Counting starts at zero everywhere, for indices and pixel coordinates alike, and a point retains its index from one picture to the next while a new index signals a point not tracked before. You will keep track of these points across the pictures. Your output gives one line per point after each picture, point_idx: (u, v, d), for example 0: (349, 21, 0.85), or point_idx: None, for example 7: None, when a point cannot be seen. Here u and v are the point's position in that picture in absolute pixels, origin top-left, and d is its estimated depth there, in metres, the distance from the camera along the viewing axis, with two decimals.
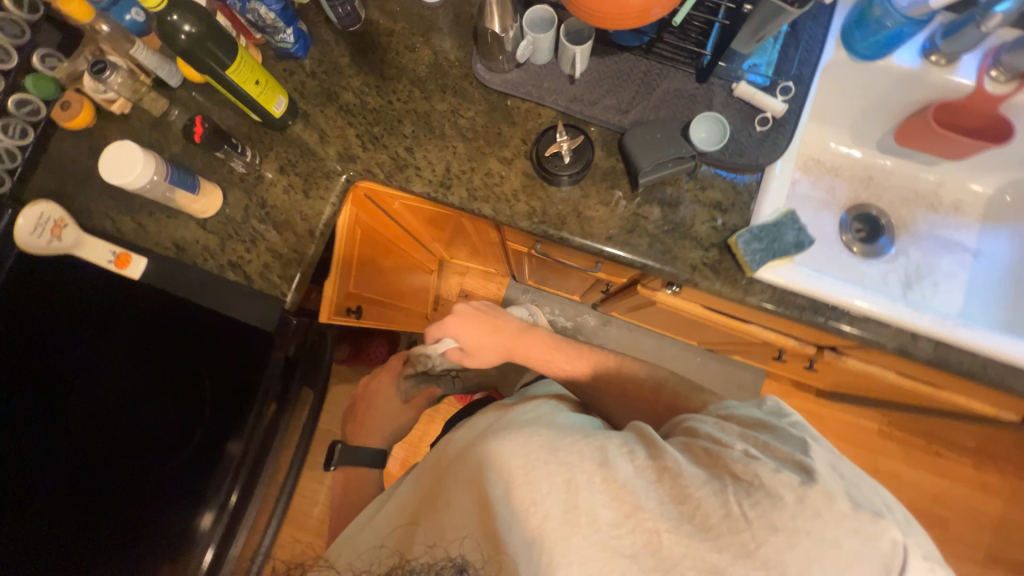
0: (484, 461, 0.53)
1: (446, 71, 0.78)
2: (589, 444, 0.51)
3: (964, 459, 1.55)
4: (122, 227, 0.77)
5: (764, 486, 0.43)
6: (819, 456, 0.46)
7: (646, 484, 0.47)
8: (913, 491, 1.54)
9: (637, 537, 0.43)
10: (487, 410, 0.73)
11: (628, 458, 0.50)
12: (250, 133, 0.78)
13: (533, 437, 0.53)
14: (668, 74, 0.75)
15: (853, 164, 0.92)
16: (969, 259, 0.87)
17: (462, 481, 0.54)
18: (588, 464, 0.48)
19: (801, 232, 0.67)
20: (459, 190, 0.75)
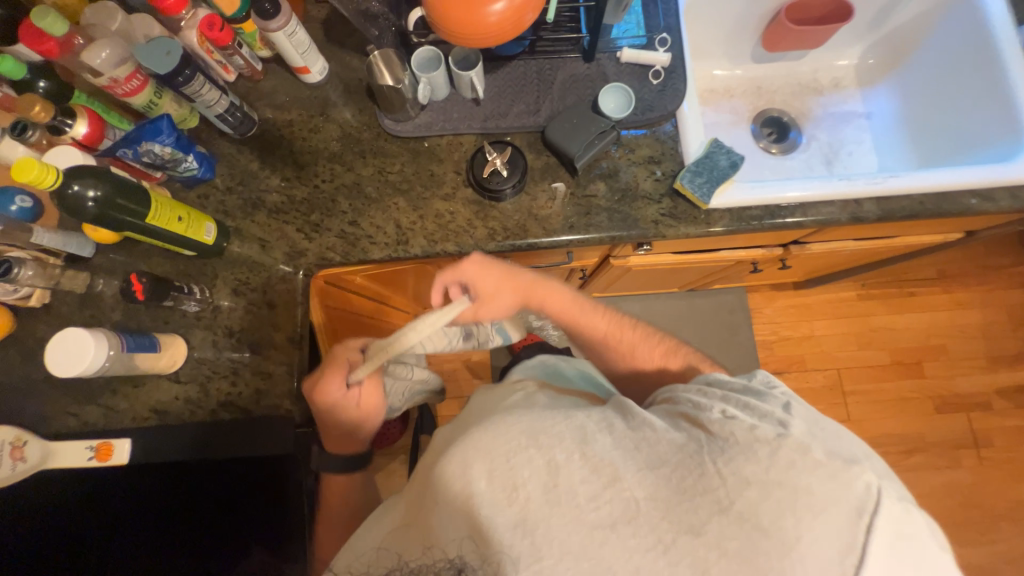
0: (460, 459, 0.49)
1: (357, 138, 0.79)
2: (567, 428, 0.50)
3: (934, 288, 1.70)
4: (89, 418, 0.71)
5: (736, 441, 0.47)
6: (802, 416, 0.49)
7: (625, 452, 0.48)
8: (909, 334, 1.66)
9: (616, 506, 0.44)
10: (466, 410, 0.71)
11: (608, 431, 0.50)
12: (188, 270, 0.75)
13: (511, 429, 0.50)
14: (559, 65, 0.79)
15: (740, 81, 1.01)
16: (865, 122, 0.98)
17: (446, 496, 0.49)
18: (568, 444, 0.48)
19: (730, 153, 0.73)
20: (417, 240, 0.75)
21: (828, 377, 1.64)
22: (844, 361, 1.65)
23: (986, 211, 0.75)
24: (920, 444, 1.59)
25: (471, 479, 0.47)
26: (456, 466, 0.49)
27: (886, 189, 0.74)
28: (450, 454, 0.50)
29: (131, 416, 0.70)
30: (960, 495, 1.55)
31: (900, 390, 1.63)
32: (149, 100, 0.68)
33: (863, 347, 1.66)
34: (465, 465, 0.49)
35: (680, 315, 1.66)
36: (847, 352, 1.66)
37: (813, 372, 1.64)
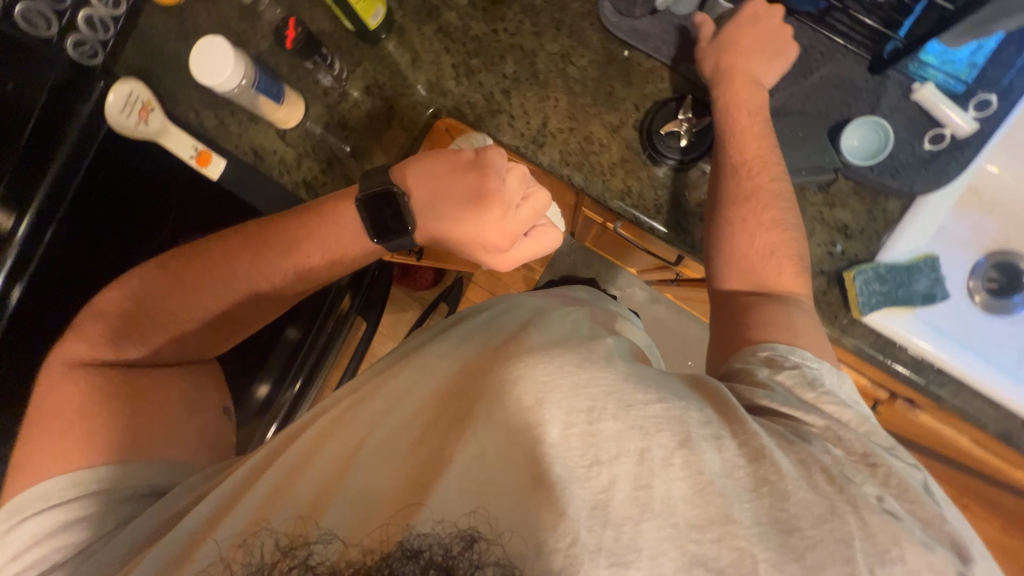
0: (528, 387, 0.38)
1: (565, 4, 0.67)
2: (669, 406, 0.37)
3: None
4: (203, 121, 0.75)
5: (905, 559, 0.33)
6: (948, 513, 0.38)
7: (738, 491, 0.34)
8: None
9: (723, 552, 0.32)
10: (527, 296, 0.57)
11: (716, 447, 0.36)
12: (340, 41, 0.71)
13: (592, 378, 0.38)
14: (834, 56, 0.61)
15: (1016, 203, 0.77)
16: None
17: (496, 419, 0.37)
18: (668, 437, 0.35)
19: (935, 283, 0.60)
20: (552, 150, 0.67)
21: None
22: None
23: None
24: None
25: (540, 421, 0.36)
26: (521, 398, 0.37)
27: None
28: (523, 376, 0.39)
29: (234, 143, 0.74)
30: None
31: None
32: None
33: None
34: (531, 399, 0.37)
35: None
36: None
37: None
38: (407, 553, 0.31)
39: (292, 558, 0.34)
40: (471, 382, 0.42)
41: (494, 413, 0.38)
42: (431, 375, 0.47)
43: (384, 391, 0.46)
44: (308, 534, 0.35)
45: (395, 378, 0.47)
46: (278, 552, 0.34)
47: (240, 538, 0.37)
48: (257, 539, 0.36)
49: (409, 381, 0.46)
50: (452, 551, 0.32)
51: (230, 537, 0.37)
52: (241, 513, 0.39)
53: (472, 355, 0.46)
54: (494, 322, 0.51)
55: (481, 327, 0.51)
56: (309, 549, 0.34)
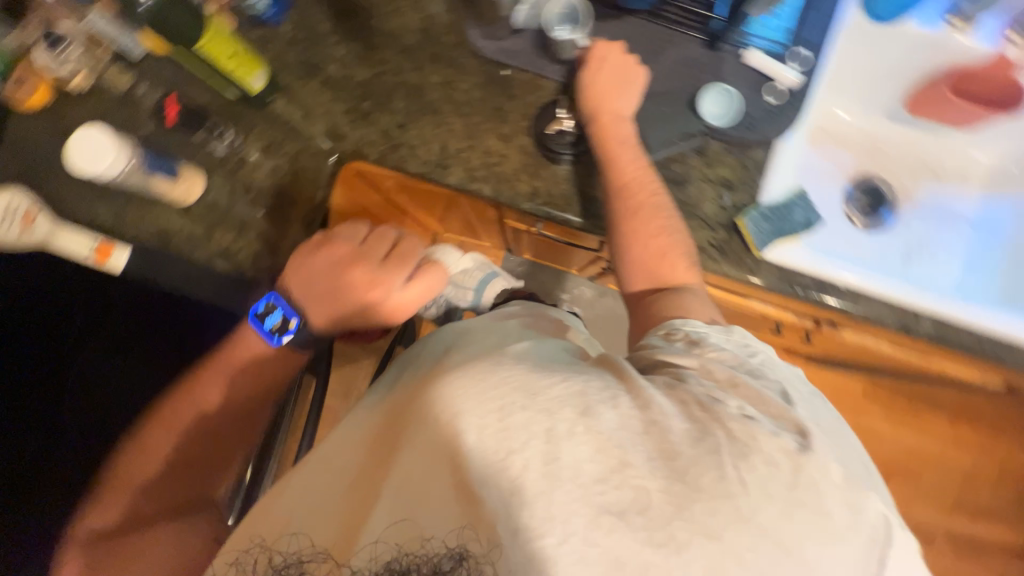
0: (443, 404, 0.40)
1: (438, 39, 0.72)
2: (560, 380, 0.40)
3: None
4: (94, 216, 0.71)
5: (761, 450, 0.37)
6: (805, 411, 0.43)
7: (634, 438, 0.37)
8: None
9: (625, 495, 0.34)
10: (456, 322, 0.59)
11: (613, 406, 0.39)
12: (227, 109, 0.72)
13: (498, 377, 0.40)
14: (676, 41, 0.70)
15: (859, 134, 0.90)
16: (967, 230, 0.88)
17: (418, 442, 0.39)
18: (570, 412, 0.37)
19: (809, 211, 0.69)
20: (457, 169, 0.72)
21: None
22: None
23: None
24: None
25: (455, 432, 0.38)
26: (438, 416, 0.39)
27: None
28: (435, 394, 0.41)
29: (134, 230, 0.71)
30: None
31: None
32: None
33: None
34: (444, 415, 0.39)
35: None
36: None
37: None
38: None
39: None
40: (405, 410, 0.45)
41: (419, 437, 0.40)
42: (377, 410, 0.50)
43: (344, 437, 0.50)
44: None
45: (352, 425, 0.51)
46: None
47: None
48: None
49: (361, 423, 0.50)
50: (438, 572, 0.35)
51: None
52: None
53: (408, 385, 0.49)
54: (428, 352, 0.54)
55: (417, 360, 0.54)
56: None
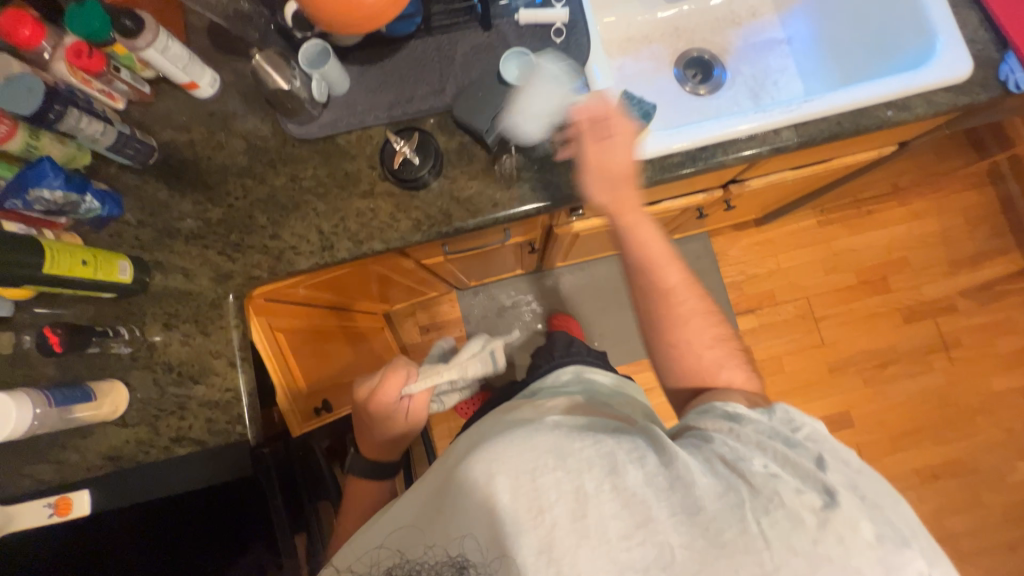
0: (491, 456, 0.46)
1: (264, 148, 0.76)
2: (597, 458, 0.45)
3: (890, 205, 1.71)
4: (41, 476, 0.69)
5: (785, 505, 0.41)
6: (838, 473, 0.45)
7: (656, 493, 0.43)
8: (870, 254, 1.69)
9: (647, 551, 0.41)
10: (505, 408, 0.66)
11: (639, 465, 0.45)
12: (114, 311, 0.72)
13: (542, 446, 0.46)
14: (458, 38, 0.76)
15: (657, 26, 0.98)
16: (787, 49, 0.96)
17: (461, 504, 0.46)
18: (600, 474, 0.44)
19: (641, 104, 0.72)
20: (342, 243, 0.73)
21: (800, 309, 1.67)
22: (811, 288, 1.68)
23: (903, 120, 0.74)
24: (895, 355, 1.63)
25: (494, 491, 0.44)
26: (483, 462, 0.46)
27: (803, 113, 0.72)
28: (473, 459, 0.47)
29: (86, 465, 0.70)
30: (933, 397, 1.61)
31: (867, 309, 1.66)
32: (26, 144, 0.62)
33: (825, 273, 1.68)
34: (488, 465, 0.46)
35: None
36: (814, 279, 1.68)
37: (784, 304, 1.67)
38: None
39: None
40: (448, 470, 0.52)
41: (468, 491, 0.46)
42: (423, 481, 0.56)
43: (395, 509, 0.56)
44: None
45: (401, 499, 0.57)
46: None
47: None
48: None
49: (407, 498, 0.56)
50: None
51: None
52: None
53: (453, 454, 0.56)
54: (475, 431, 0.60)
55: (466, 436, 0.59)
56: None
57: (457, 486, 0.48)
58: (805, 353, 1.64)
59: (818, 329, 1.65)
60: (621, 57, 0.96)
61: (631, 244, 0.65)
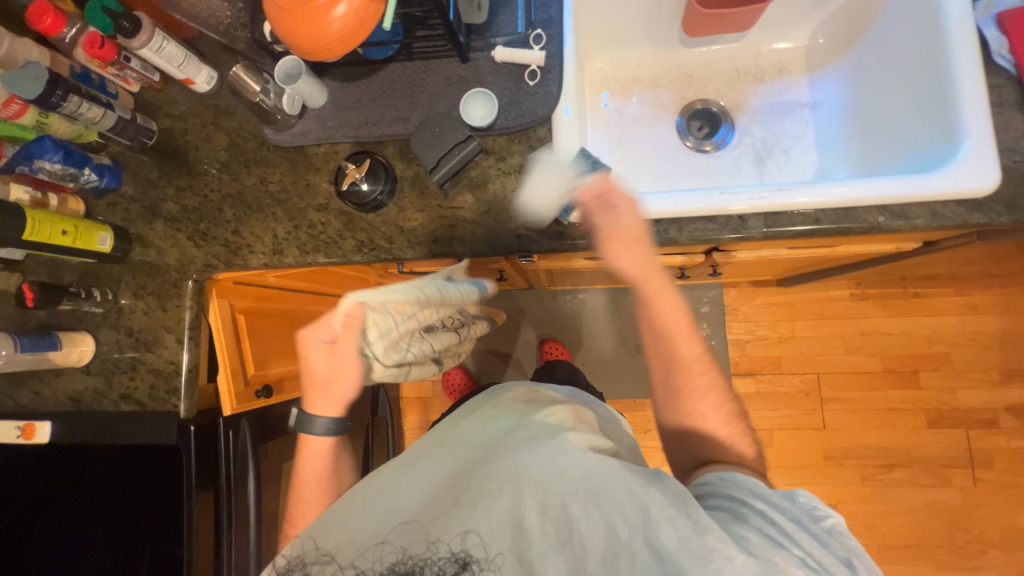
0: (530, 467, 0.57)
1: (243, 147, 0.81)
2: (653, 484, 0.53)
3: (944, 290, 1.50)
4: (18, 400, 0.81)
5: None
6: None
7: (689, 554, 0.48)
8: (905, 342, 1.51)
9: None
10: (505, 401, 0.76)
11: (671, 521, 0.50)
12: (98, 273, 0.82)
13: (581, 466, 0.56)
14: (434, 68, 0.76)
15: (668, 70, 0.92)
16: (810, 114, 0.86)
17: (482, 499, 0.55)
18: (632, 518, 0.51)
19: (596, 165, 0.69)
20: (292, 250, 0.78)
21: (807, 384, 1.53)
22: (825, 364, 1.53)
23: (896, 229, 0.66)
24: (906, 459, 1.46)
25: (523, 505, 0.54)
26: (526, 472, 0.57)
27: (772, 204, 0.66)
28: (511, 468, 0.57)
29: (52, 400, 0.80)
30: (941, 515, 1.43)
31: (886, 401, 1.49)
32: (36, 120, 0.72)
33: (847, 352, 1.52)
34: (536, 477, 0.56)
35: None
36: (832, 355, 1.53)
37: (789, 376, 1.53)
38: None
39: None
40: (476, 470, 0.60)
41: (507, 494, 0.55)
42: (436, 471, 0.64)
43: (393, 492, 0.61)
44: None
45: (400, 479, 0.64)
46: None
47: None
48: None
49: (418, 484, 0.63)
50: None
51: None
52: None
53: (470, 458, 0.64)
54: (480, 431, 0.69)
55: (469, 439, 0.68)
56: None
57: (492, 487, 0.56)
58: (801, 432, 1.51)
59: (823, 410, 1.51)
60: (620, 100, 0.91)
61: (663, 338, 0.67)
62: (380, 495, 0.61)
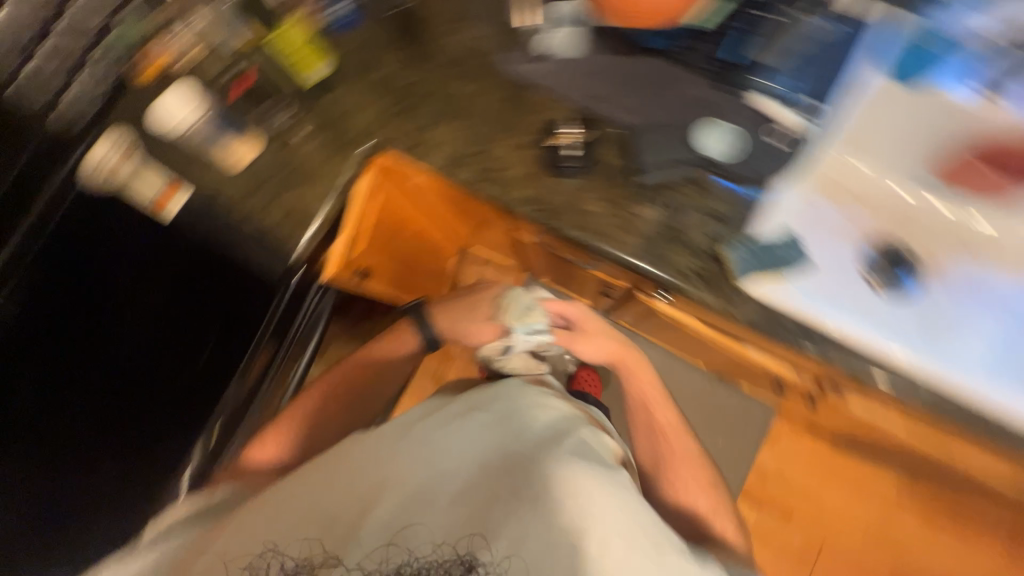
0: (567, 484, 0.67)
1: (477, 52, 0.81)
2: (674, 546, 0.69)
3: (990, 536, 1.39)
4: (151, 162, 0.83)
5: None
6: None
7: None
8: (912, 559, 1.43)
9: None
10: (551, 399, 0.83)
11: (674, 552, 0.68)
12: (287, 90, 0.83)
13: (608, 489, 0.69)
14: (692, 77, 0.74)
15: (885, 198, 0.87)
16: (1000, 312, 0.78)
17: (532, 504, 0.65)
18: (650, 560, 0.65)
19: (795, 250, 0.71)
20: (469, 169, 0.78)
21: (801, 545, 1.46)
22: (828, 537, 1.46)
23: None
24: None
25: (565, 518, 0.64)
26: (563, 482, 0.67)
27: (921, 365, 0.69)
28: (563, 492, 0.66)
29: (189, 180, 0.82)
30: None
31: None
32: None
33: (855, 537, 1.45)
34: (569, 488, 0.67)
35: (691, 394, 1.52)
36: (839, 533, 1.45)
37: (790, 528, 1.47)
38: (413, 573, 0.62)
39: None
40: (519, 473, 0.68)
41: (539, 501, 0.66)
42: (483, 444, 0.73)
43: (442, 450, 0.72)
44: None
45: (451, 439, 0.73)
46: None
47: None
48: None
49: (464, 450, 0.72)
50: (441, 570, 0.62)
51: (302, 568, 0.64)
52: (315, 526, 0.66)
53: (516, 450, 0.72)
54: (533, 423, 0.76)
55: (521, 428, 0.75)
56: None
57: (529, 496, 0.66)
58: None
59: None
60: (822, 198, 0.87)
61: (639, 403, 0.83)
62: (430, 448, 0.72)
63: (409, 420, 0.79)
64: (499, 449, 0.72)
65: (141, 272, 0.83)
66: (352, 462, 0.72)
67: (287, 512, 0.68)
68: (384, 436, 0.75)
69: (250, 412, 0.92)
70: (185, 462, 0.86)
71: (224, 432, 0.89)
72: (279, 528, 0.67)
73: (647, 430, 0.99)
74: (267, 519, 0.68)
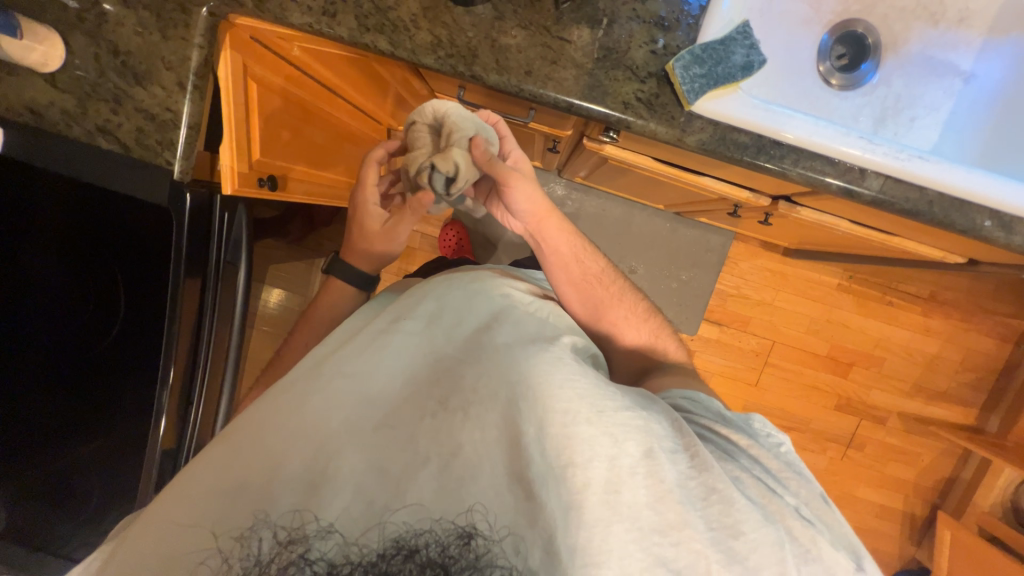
0: (518, 380, 0.48)
1: None
2: (655, 416, 0.50)
3: (933, 284, 1.49)
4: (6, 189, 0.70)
5: (721, 491, 0.46)
6: (771, 483, 0.50)
7: (692, 498, 0.45)
8: (968, 345, 1.51)
9: (652, 514, 0.43)
10: (451, 287, 0.61)
11: (674, 460, 0.46)
12: None
13: (559, 377, 0.48)
14: None
15: None
16: (958, 86, 0.75)
17: (489, 419, 0.46)
18: (639, 444, 0.45)
19: (751, 51, 0.59)
20: (346, 18, 0.61)
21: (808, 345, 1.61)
22: (847, 359, 1.54)
23: (996, 240, 0.63)
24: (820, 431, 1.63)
25: (530, 449, 0.43)
26: (512, 393, 0.47)
27: (902, 167, 0.60)
28: (524, 370, 0.49)
29: (36, 158, 0.65)
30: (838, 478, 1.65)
31: (875, 402, 1.55)
32: None
33: (875, 365, 1.54)
34: (524, 388, 0.47)
35: (654, 234, 1.53)
36: (797, 332, 1.54)
37: (749, 335, 1.55)
38: (405, 552, 0.37)
39: (293, 551, 0.38)
40: (461, 370, 0.51)
41: (491, 414, 0.46)
42: (407, 361, 0.53)
43: (363, 373, 0.51)
44: (321, 523, 0.40)
45: (371, 362, 0.52)
46: (279, 546, 0.39)
47: (239, 532, 0.40)
48: (255, 533, 0.39)
49: (392, 375, 0.52)
50: (450, 550, 0.38)
51: (231, 531, 0.40)
52: (214, 503, 0.41)
53: (450, 355, 0.53)
54: (464, 320, 0.57)
55: (456, 323, 0.57)
56: (308, 544, 0.38)
57: (474, 408, 0.46)
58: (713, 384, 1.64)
59: (826, 383, 1.55)
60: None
61: (584, 278, 0.74)
62: (347, 379, 0.50)
63: (319, 358, 0.55)
64: (430, 357, 0.54)
65: (81, 249, 0.76)
66: (249, 424, 0.48)
67: (171, 502, 0.42)
68: (297, 385, 0.51)
69: (194, 407, 0.72)
70: (151, 470, 0.68)
71: (173, 434, 0.70)
72: (164, 530, 0.41)
73: (561, 268, 0.74)
74: (149, 528, 0.41)
